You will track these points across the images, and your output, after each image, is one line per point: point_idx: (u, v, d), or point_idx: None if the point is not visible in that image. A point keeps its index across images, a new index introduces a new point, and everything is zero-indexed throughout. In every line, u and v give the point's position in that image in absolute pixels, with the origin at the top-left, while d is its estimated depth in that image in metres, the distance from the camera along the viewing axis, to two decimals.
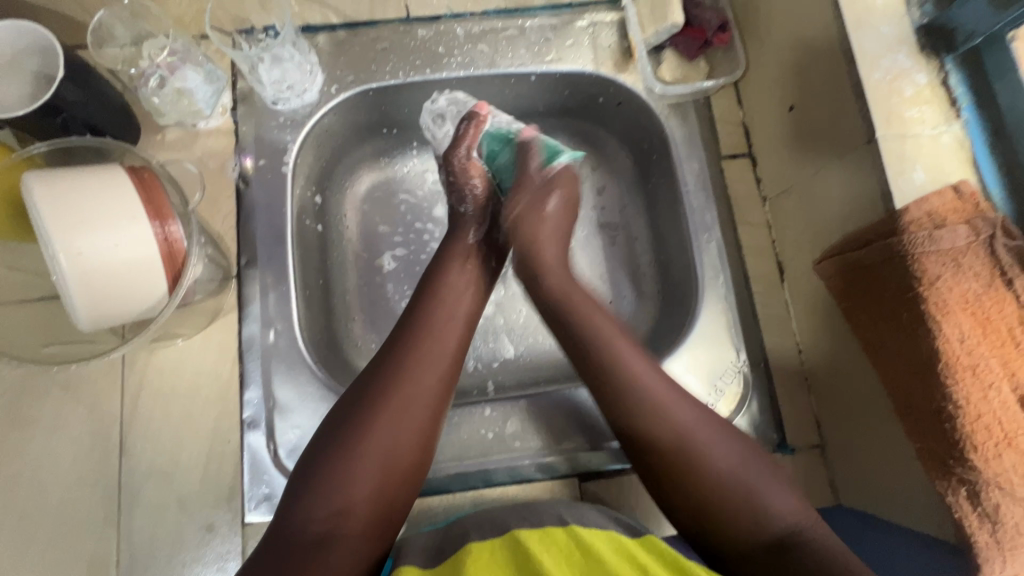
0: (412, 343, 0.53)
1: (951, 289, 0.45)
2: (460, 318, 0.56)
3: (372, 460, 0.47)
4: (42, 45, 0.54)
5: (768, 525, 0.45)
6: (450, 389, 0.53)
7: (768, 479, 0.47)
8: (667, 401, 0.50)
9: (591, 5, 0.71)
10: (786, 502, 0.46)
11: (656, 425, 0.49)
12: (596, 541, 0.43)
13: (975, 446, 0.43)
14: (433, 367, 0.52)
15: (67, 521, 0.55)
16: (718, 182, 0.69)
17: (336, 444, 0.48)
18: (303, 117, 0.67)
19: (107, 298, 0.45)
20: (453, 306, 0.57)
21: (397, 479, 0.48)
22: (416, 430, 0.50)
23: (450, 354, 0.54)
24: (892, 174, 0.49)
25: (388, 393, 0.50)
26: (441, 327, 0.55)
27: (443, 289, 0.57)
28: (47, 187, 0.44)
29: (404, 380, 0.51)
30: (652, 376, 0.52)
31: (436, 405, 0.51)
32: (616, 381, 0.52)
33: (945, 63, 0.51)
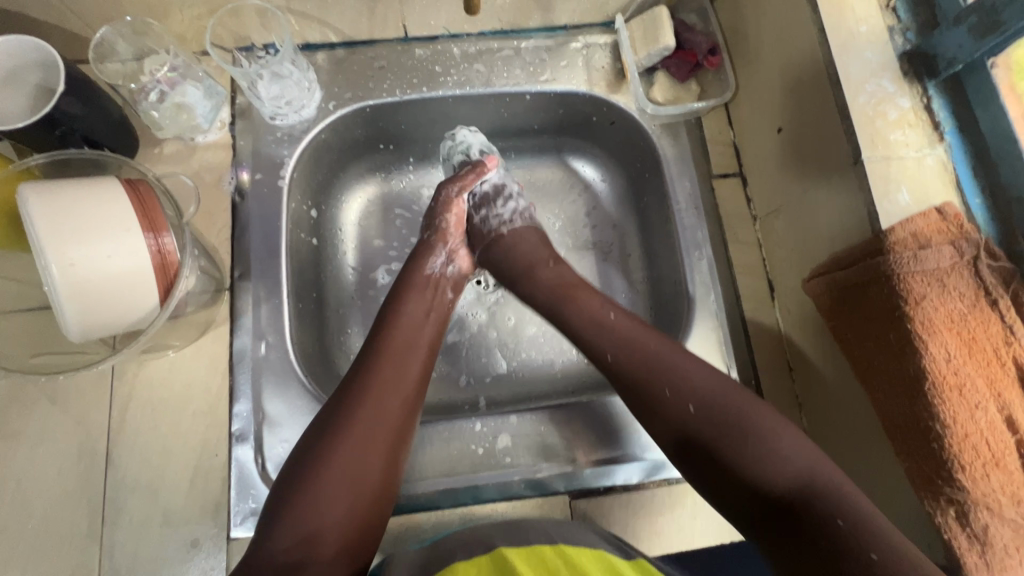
0: (381, 366, 0.54)
1: (937, 309, 0.46)
2: (422, 343, 0.58)
3: (340, 481, 0.47)
4: (45, 58, 0.55)
5: (780, 468, 0.45)
6: (415, 408, 0.54)
7: (772, 419, 0.47)
8: (694, 379, 0.50)
9: (585, 28, 0.73)
10: (796, 446, 0.46)
11: (675, 402, 0.50)
12: (583, 559, 0.44)
13: (963, 466, 0.43)
14: (397, 386, 0.53)
15: (49, 534, 0.54)
16: (709, 201, 0.69)
17: (306, 466, 0.48)
18: (300, 132, 0.68)
19: (98, 310, 0.46)
20: (415, 331, 0.58)
21: (366, 498, 0.48)
22: (382, 449, 0.50)
23: (413, 373, 0.55)
24: (878, 195, 0.50)
25: (357, 410, 0.50)
26: (403, 348, 0.56)
27: (401, 315, 0.59)
28: (42, 195, 0.44)
29: (373, 403, 0.51)
30: (676, 357, 0.52)
31: (402, 424, 0.52)
32: (635, 363, 0.52)
33: (927, 88, 0.52)
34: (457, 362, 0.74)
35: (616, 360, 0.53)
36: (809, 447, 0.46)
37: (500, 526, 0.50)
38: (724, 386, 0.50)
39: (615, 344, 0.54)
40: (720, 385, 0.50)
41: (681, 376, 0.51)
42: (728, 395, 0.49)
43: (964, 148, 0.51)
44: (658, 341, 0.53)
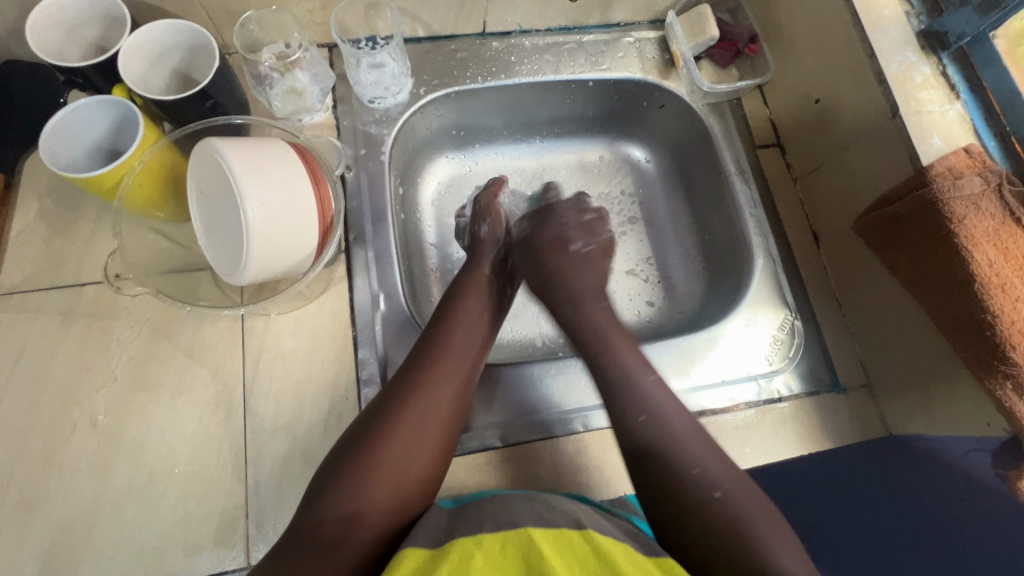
0: (433, 360, 0.58)
1: (976, 226, 0.56)
2: (476, 338, 0.62)
3: (390, 465, 0.52)
4: (190, 43, 0.60)
5: None
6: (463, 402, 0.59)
7: (778, 534, 0.49)
8: (729, 498, 0.50)
9: (636, 24, 0.84)
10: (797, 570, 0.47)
11: (719, 536, 0.49)
12: (613, 550, 0.45)
13: (1015, 346, 0.52)
14: (450, 380, 0.58)
15: (195, 477, 0.57)
16: (755, 167, 0.80)
17: (359, 449, 0.52)
18: (395, 114, 0.75)
19: (275, 250, 0.51)
20: (470, 325, 0.63)
21: (411, 483, 0.52)
22: (429, 438, 0.54)
23: (464, 370, 0.59)
24: (916, 140, 0.61)
25: (410, 399, 0.55)
26: (458, 344, 0.61)
27: (459, 313, 0.63)
28: (233, 147, 0.49)
29: (423, 394, 0.56)
30: (703, 456, 0.53)
31: (449, 415, 0.57)
32: (681, 469, 0.52)
33: (943, 59, 0.64)
34: (536, 323, 0.82)
35: (650, 446, 0.54)
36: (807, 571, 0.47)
37: (529, 499, 0.52)
38: (748, 498, 0.51)
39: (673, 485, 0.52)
40: (742, 506, 0.50)
41: (715, 486, 0.51)
42: (747, 501, 0.51)
43: (977, 104, 0.62)
44: (693, 436, 0.55)
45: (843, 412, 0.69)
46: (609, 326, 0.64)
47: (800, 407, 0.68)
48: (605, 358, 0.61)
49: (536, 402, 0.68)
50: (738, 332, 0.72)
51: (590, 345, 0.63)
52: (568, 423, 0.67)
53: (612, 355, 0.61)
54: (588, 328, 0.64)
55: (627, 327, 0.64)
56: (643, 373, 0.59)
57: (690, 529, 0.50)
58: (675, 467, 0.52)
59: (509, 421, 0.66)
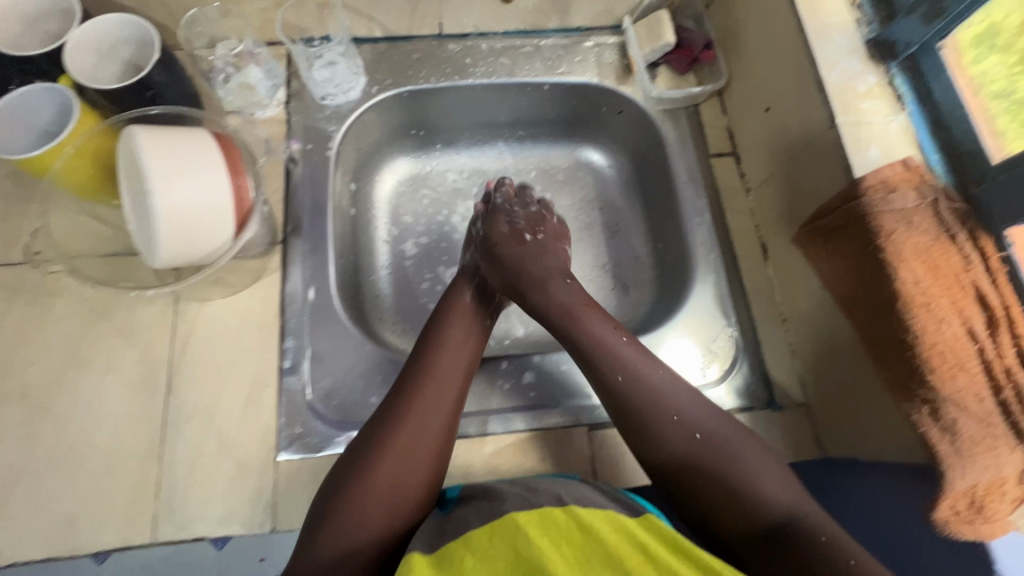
0: (418, 389, 0.57)
1: (905, 242, 0.53)
2: (461, 363, 0.61)
3: (381, 492, 0.51)
4: (137, 37, 0.64)
5: (765, 513, 0.51)
6: (453, 428, 0.57)
7: (757, 461, 0.54)
8: (700, 430, 0.55)
9: (597, 30, 0.83)
10: (780, 490, 0.52)
11: (702, 464, 0.54)
12: (596, 520, 0.47)
13: (933, 369, 0.50)
14: (438, 405, 0.57)
15: (114, 451, 0.60)
16: (706, 176, 0.78)
17: (350, 479, 0.52)
18: (346, 111, 0.77)
19: (185, 237, 0.53)
20: (456, 352, 0.61)
21: (404, 507, 0.52)
22: (419, 468, 0.54)
23: (452, 396, 0.58)
24: (851, 151, 0.58)
25: (398, 425, 0.54)
26: (442, 371, 0.59)
27: (445, 342, 0.62)
28: (150, 136, 0.52)
29: (408, 421, 0.55)
30: (682, 402, 0.57)
31: (440, 443, 0.55)
32: (664, 412, 0.56)
33: (891, 68, 0.61)
34: None
35: (633, 400, 0.57)
36: (791, 491, 0.52)
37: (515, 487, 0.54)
38: (725, 429, 0.56)
39: (639, 399, 0.57)
40: (721, 437, 0.55)
41: (697, 424, 0.56)
42: (718, 428, 0.56)
43: (924, 116, 0.60)
44: (674, 383, 0.58)
45: (776, 431, 0.66)
46: (576, 326, 0.62)
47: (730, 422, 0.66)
48: (599, 349, 0.60)
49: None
50: (672, 343, 0.70)
51: (584, 347, 0.61)
52: (485, 420, 0.65)
53: (587, 328, 0.61)
54: (550, 307, 0.64)
55: (579, 335, 0.61)
56: (635, 354, 0.59)
57: (671, 455, 0.55)
58: (660, 415, 0.56)
59: None
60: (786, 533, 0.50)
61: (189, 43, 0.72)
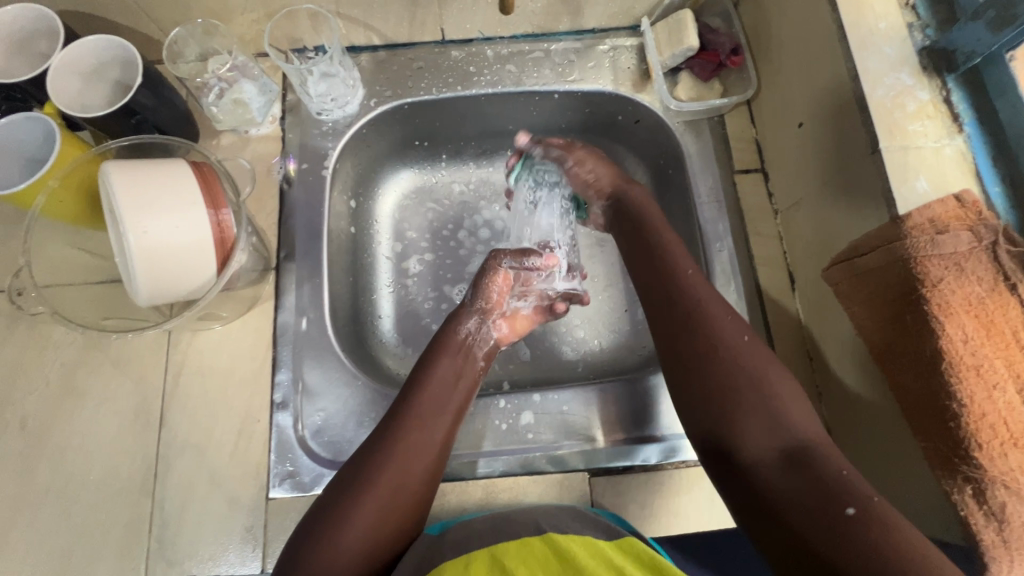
0: (403, 429, 0.53)
1: (954, 292, 0.47)
2: (450, 406, 0.57)
3: (363, 534, 0.47)
4: (122, 58, 0.61)
5: (816, 475, 0.43)
6: (438, 471, 0.54)
7: (807, 411, 0.47)
8: (778, 392, 0.48)
9: (613, 31, 0.76)
10: (836, 458, 0.44)
11: (797, 452, 0.44)
12: (574, 548, 0.45)
13: (980, 445, 0.44)
14: (427, 443, 0.53)
15: (108, 485, 0.60)
16: (731, 195, 0.71)
17: (328, 516, 0.48)
18: (343, 127, 0.73)
19: (163, 276, 0.51)
20: (443, 393, 0.57)
21: (384, 547, 0.48)
22: (401, 511, 0.50)
23: (438, 438, 0.54)
24: (896, 182, 0.51)
25: (383, 466, 0.51)
26: (429, 410, 0.55)
27: (431, 380, 0.58)
28: (124, 172, 0.50)
29: (393, 462, 0.51)
30: (738, 336, 0.51)
31: (424, 486, 0.52)
32: (751, 375, 0.49)
33: (947, 82, 0.53)
34: None
35: (678, 321, 0.53)
36: (845, 461, 0.44)
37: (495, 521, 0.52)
38: (796, 395, 0.48)
39: (699, 344, 0.51)
40: (801, 412, 0.47)
41: (794, 418, 0.47)
42: (781, 379, 0.49)
43: (985, 139, 0.51)
44: (747, 342, 0.51)
45: None
46: (673, 281, 0.56)
47: None
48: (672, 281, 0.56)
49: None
50: None
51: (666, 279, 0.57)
52: (478, 464, 0.62)
53: (686, 283, 0.55)
54: (631, 233, 0.64)
55: (670, 285, 0.56)
56: (726, 319, 0.52)
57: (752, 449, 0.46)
58: (733, 367, 0.49)
59: None
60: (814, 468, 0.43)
61: (173, 61, 0.69)
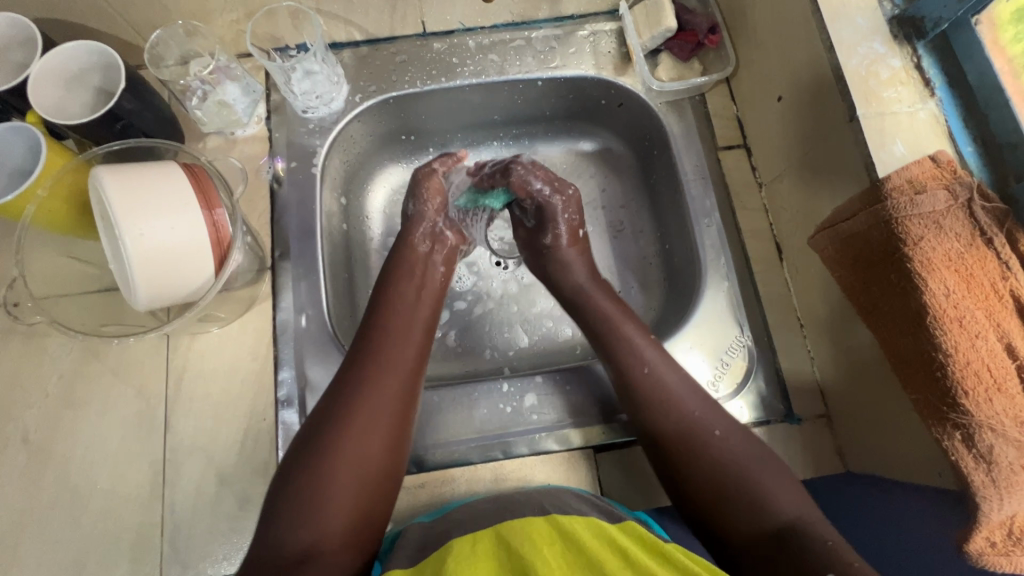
0: (375, 358, 0.56)
1: (935, 249, 0.49)
2: (417, 326, 0.61)
3: (344, 479, 0.49)
4: (103, 64, 0.61)
5: (772, 515, 0.49)
6: (414, 391, 0.57)
7: (776, 478, 0.51)
8: (701, 417, 0.55)
9: (591, 16, 0.77)
10: (788, 497, 0.50)
11: (706, 464, 0.52)
12: (578, 528, 0.46)
13: (967, 392, 0.46)
14: (392, 377, 0.55)
15: (115, 493, 0.59)
16: (716, 171, 0.73)
17: (310, 449, 0.50)
18: (329, 124, 0.73)
19: (161, 279, 0.51)
20: (409, 316, 0.62)
21: (370, 481, 0.51)
22: (382, 435, 0.52)
23: (409, 359, 0.58)
24: (874, 147, 0.53)
25: (348, 408, 0.52)
26: (399, 332, 0.60)
27: (397, 305, 0.62)
28: (117, 178, 0.50)
29: (367, 393, 0.53)
30: (661, 366, 0.59)
31: (402, 409, 0.54)
32: (687, 410, 0.56)
33: (918, 49, 0.55)
34: (480, 337, 0.78)
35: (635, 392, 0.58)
36: (799, 499, 0.50)
37: (492, 501, 0.55)
38: (744, 446, 0.53)
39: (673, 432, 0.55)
40: (727, 439, 0.54)
41: (700, 418, 0.55)
42: (743, 448, 0.53)
43: (956, 102, 0.54)
44: (691, 394, 0.57)
45: (794, 445, 0.63)
46: (609, 327, 0.63)
47: None
48: (618, 342, 0.61)
49: (446, 429, 0.64)
50: (680, 355, 0.66)
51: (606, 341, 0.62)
52: (486, 449, 0.63)
53: (627, 352, 0.60)
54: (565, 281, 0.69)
55: (611, 342, 0.62)
56: (648, 352, 0.60)
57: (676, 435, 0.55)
58: (683, 424, 0.55)
59: (425, 445, 0.63)
60: (791, 536, 0.47)
61: (156, 63, 0.68)
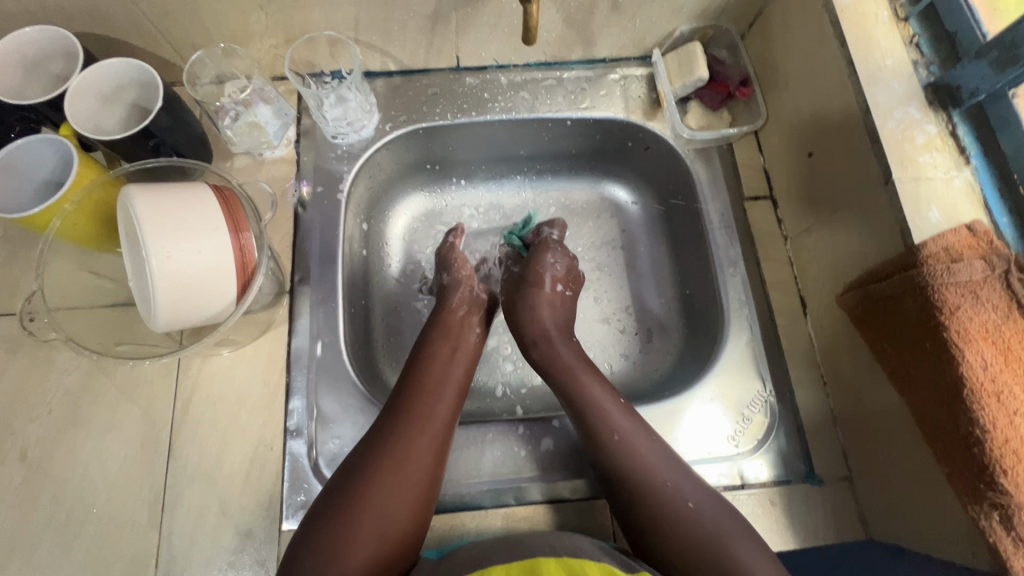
0: (415, 404, 0.57)
1: (972, 319, 0.48)
2: (452, 382, 0.61)
3: (373, 520, 0.49)
4: (140, 81, 0.61)
5: None
6: (446, 443, 0.56)
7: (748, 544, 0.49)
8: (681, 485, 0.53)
9: (622, 61, 0.78)
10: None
11: (680, 535, 0.50)
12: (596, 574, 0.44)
13: (1005, 471, 0.44)
14: (428, 429, 0.56)
15: (112, 519, 0.57)
16: (742, 222, 0.73)
17: (346, 491, 0.50)
18: (358, 150, 0.73)
19: (183, 302, 0.50)
20: (444, 370, 0.61)
21: (395, 533, 0.50)
22: (412, 488, 0.52)
23: (444, 411, 0.58)
24: (909, 212, 0.53)
25: (384, 454, 0.53)
26: (436, 379, 0.60)
27: (434, 357, 0.63)
28: (145, 196, 0.49)
29: (404, 439, 0.54)
30: (623, 422, 0.57)
31: (434, 462, 0.54)
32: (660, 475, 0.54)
33: (952, 116, 0.56)
34: (493, 372, 0.76)
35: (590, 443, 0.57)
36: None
37: (505, 541, 0.52)
38: (719, 509, 0.51)
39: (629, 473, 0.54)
40: (700, 505, 0.52)
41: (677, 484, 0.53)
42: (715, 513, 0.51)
43: (991, 171, 0.54)
44: (660, 457, 0.55)
45: (815, 507, 0.61)
46: (574, 387, 0.61)
47: (766, 497, 0.61)
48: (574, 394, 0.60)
49: (459, 468, 0.62)
50: (700, 406, 0.65)
51: (581, 412, 0.59)
52: (501, 492, 0.61)
53: (590, 404, 0.59)
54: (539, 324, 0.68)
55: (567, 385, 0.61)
56: (615, 411, 0.58)
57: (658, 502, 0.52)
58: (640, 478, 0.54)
59: (437, 486, 0.61)
60: None
61: (191, 83, 0.68)
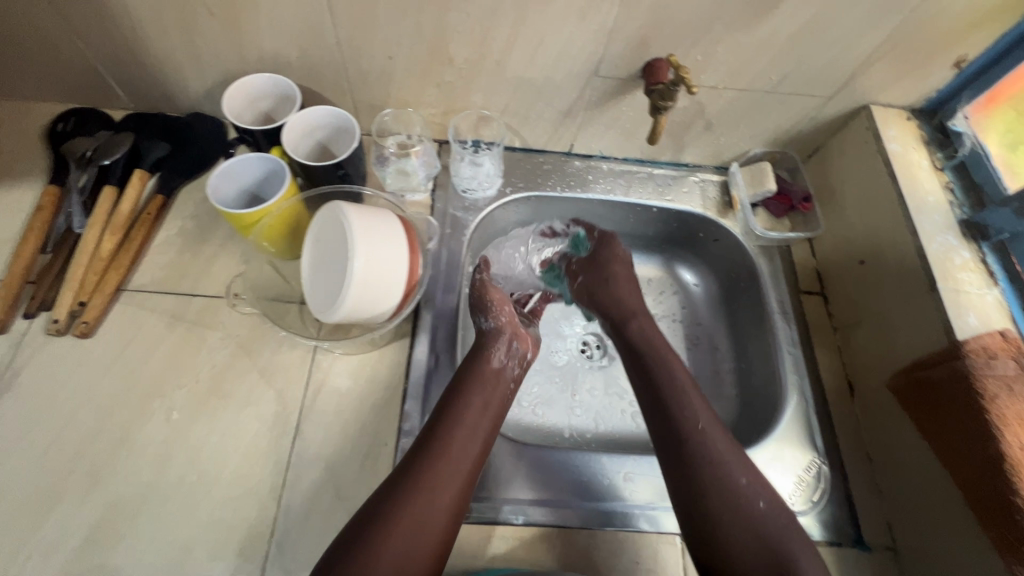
0: (437, 453, 0.57)
1: (1009, 407, 0.59)
2: (480, 434, 0.61)
3: (388, 557, 0.51)
4: (336, 127, 0.76)
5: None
6: (462, 500, 0.57)
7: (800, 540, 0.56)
8: (744, 480, 0.59)
9: (702, 168, 0.95)
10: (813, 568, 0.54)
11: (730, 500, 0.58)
12: None
13: None
14: (445, 488, 0.56)
15: (237, 485, 0.63)
16: (798, 311, 0.85)
17: (366, 534, 0.52)
18: (481, 205, 0.87)
19: (365, 300, 0.61)
20: (474, 422, 0.61)
21: None
22: (424, 543, 0.53)
23: (466, 466, 0.58)
24: (953, 315, 0.65)
25: (400, 502, 0.54)
26: (465, 430, 0.60)
27: (463, 405, 0.61)
28: (355, 212, 0.61)
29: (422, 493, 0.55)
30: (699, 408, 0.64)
31: (447, 518, 0.55)
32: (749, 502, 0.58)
33: (982, 247, 0.70)
34: (567, 415, 0.87)
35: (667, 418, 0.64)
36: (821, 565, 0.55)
37: None
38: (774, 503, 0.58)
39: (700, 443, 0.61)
40: (770, 512, 0.57)
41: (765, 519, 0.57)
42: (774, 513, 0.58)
43: (1015, 293, 0.67)
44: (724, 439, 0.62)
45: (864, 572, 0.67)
46: (663, 369, 0.68)
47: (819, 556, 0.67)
48: (667, 382, 0.67)
49: (550, 488, 0.68)
50: (763, 465, 0.72)
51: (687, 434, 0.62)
52: (587, 516, 0.67)
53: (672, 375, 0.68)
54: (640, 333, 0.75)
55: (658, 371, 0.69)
56: (695, 396, 0.65)
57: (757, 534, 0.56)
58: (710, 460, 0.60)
59: (527, 502, 0.67)
60: None
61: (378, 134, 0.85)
